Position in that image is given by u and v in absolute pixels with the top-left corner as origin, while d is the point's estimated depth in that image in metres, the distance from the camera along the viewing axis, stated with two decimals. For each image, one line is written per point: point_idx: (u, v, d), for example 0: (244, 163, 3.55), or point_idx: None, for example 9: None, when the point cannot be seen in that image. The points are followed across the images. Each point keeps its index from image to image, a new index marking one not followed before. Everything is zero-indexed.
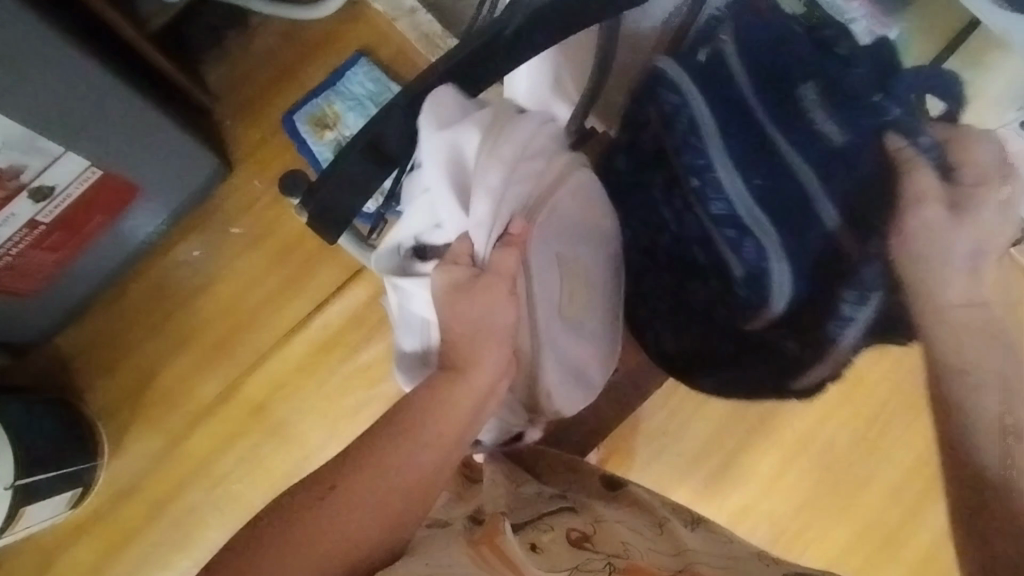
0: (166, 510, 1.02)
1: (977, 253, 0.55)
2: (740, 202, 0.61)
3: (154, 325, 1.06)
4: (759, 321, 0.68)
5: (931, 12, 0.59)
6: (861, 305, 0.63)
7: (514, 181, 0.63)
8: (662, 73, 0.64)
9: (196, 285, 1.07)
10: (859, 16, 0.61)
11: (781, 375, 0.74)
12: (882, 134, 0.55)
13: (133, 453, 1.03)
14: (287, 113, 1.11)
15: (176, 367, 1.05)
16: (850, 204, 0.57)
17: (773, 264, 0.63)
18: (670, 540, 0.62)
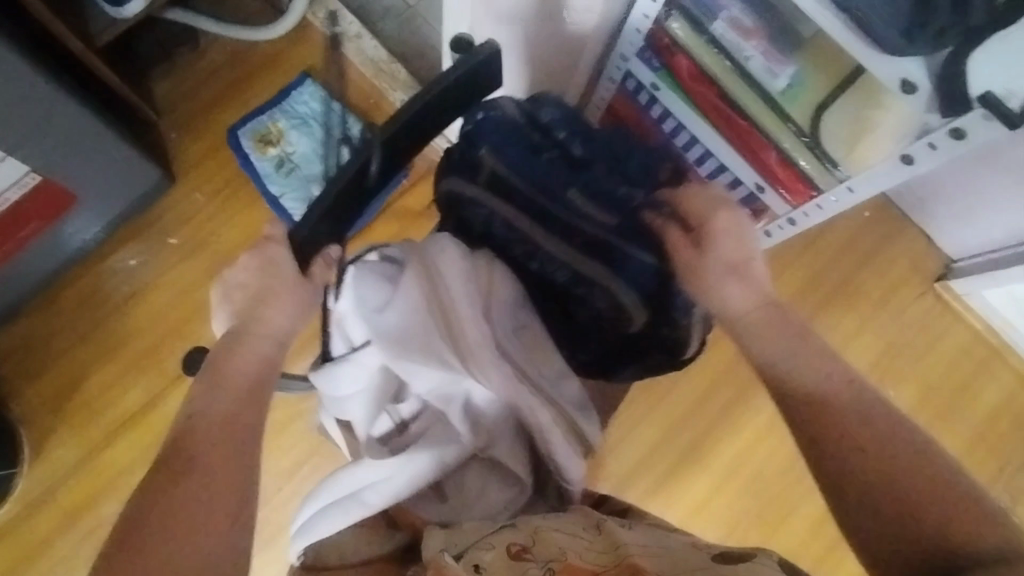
0: (82, 521, 1.01)
1: (725, 270, 0.67)
2: (569, 256, 0.74)
3: (80, 333, 1.06)
4: (632, 325, 0.76)
5: (824, 61, 0.68)
6: (690, 312, 0.76)
7: (417, 317, 0.67)
8: (456, 189, 0.75)
9: (125, 295, 1.08)
10: (755, 54, 0.69)
11: (672, 348, 0.79)
12: (639, 214, 0.73)
13: (53, 462, 1.02)
14: (231, 129, 1.13)
15: (103, 375, 1.05)
16: (642, 244, 0.73)
17: (617, 287, 0.73)
18: (606, 536, 0.57)
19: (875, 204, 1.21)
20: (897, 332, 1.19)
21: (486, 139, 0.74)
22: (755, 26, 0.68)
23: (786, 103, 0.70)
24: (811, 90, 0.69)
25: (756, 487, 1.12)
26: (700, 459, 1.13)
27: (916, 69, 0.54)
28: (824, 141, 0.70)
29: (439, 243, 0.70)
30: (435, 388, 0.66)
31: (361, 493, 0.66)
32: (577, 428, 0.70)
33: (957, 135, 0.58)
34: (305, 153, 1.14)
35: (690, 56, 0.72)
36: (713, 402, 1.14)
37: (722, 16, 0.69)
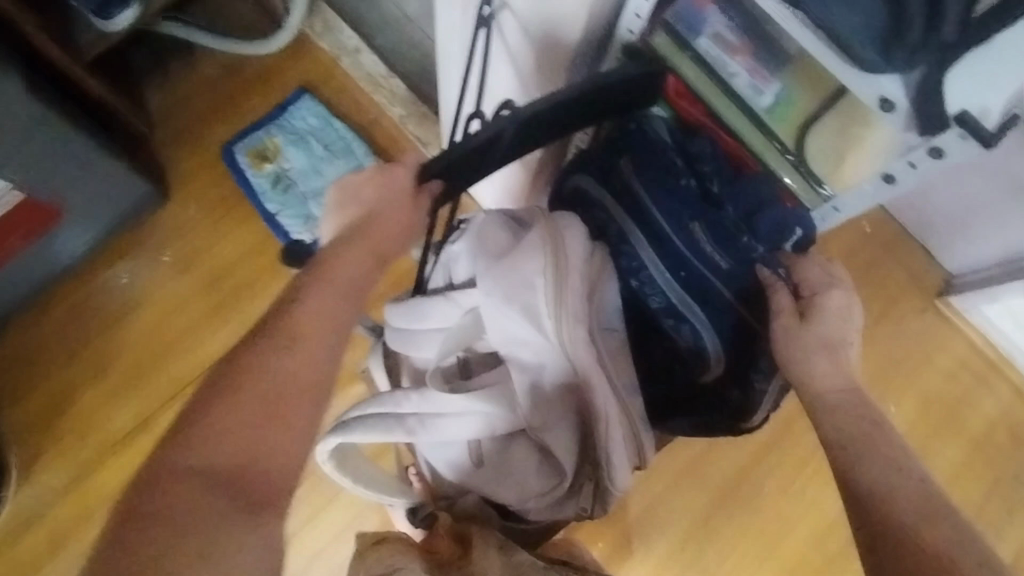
0: (67, 544, 0.98)
1: (818, 343, 0.60)
2: (671, 287, 0.66)
3: (68, 351, 1.04)
4: (710, 373, 0.67)
5: (812, 79, 0.60)
6: (766, 377, 0.67)
7: (527, 286, 0.59)
8: (583, 189, 0.70)
9: (116, 312, 1.05)
10: (740, 70, 0.61)
11: (735, 416, 0.69)
12: (753, 267, 0.65)
13: (39, 484, 0.99)
14: (227, 144, 1.11)
15: (92, 395, 1.03)
16: (742, 291, 0.65)
17: (705, 326, 0.65)
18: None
19: (875, 221, 1.20)
20: (899, 351, 1.17)
21: (631, 151, 0.68)
22: (741, 42, 0.60)
23: (772, 121, 0.62)
24: (799, 105, 0.61)
25: (758, 509, 1.10)
26: (702, 480, 1.11)
27: (891, 85, 0.48)
28: (810, 161, 0.62)
29: (569, 223, 0.62)
30: (511, 346, 0.61)
31: (407, 418, 0.63)
32: (638, 445, 0.66)
33: (935, 155, 0.51)
34: (301, 169, 1.12)
35: (675, 73, 0.64)
36: None
37: (705, 32, 0.61)
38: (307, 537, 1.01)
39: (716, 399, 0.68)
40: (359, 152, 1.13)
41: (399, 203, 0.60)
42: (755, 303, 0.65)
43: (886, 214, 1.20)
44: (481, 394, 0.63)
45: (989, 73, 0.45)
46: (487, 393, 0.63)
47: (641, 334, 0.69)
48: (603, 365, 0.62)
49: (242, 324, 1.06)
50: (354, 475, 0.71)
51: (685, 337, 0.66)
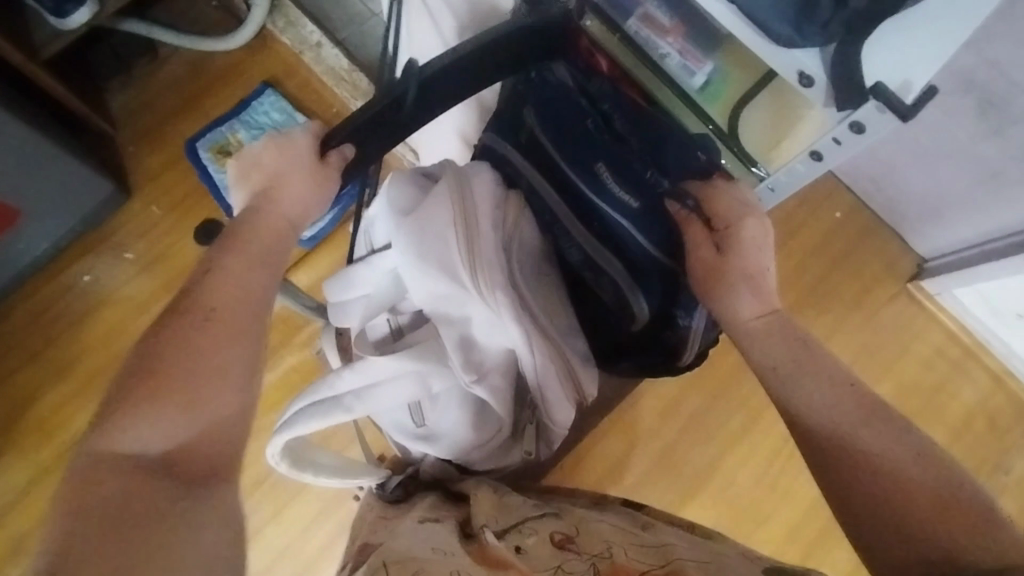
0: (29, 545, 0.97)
1: (744, 275, 0.59)
2: (589, 245, 0.67)
3: (30, 352, 1.03)
4: (637, 321, 0.68)
5: (739, 64, 0.61)
6: (691, 314, 0.66)
7: (434, 234, 0.59)
8: (491, 147, 0.69)
9: (78, 311, 1.05)
10: (672, 51, 0.61)
11: (670, 356, 0.70)
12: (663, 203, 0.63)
13: (3, 485, 0.98)
14: (190, 141, 1.10)
15: (56, 394, 1.02)
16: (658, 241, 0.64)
17: (627, 287, 0.66)
18: (651, 533, 0.57)
19: (844, 205, 1.21)
20: (873, 333, 1.17)
21: (533, 100, 0.67)
22: (672, 24, 0.61)
23: (704, 102, 0.61)
24: (732, 87, 0.61)
25: (734, 495, 1.09)
26: (676, 467, 1.10)
27: (808, 58, 0.48)
28: (745, 143, 0.62)
29: (476, 170, 0.63)
30: (437, 303, 0.60)
31: (344, 398, 0.62)
32: (574, 374, 0.65)
33: (856, 130, 0.50)
34: None
35: (611, 56, 0.65)
36: (688, 408, 1.12)
37: (635, 13, 0.61)
38: (277, 533, 0.99)
39: (652, 343, 0.70)
40: None
41: (294, 170, 0.57)
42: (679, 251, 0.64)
43: (857, 199, 1.21)
44: (410, 354, 0.62)
45: (894, 50, 0.47)
46: (416, 353, 0.62)
47: (573, 281, 0.71)
48: (526, 301, 0.62)
49: None
50: (313, 470, 0.66)
51: (605, 282, 0.67)
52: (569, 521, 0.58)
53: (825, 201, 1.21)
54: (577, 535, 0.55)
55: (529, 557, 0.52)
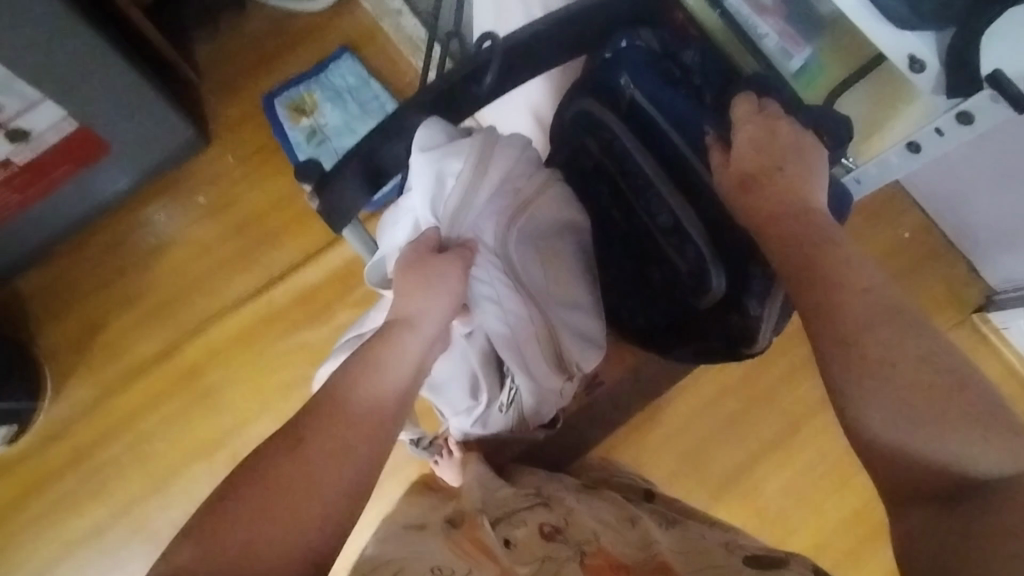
0: (87, 458, 1.04)
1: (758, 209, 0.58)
2: (681, 210, 0.66)
3: (105, 280, 1.10)
4: (708, 297, 0.67)
5: (843, 51, 0.63)
6: (761, 303, 0.65)
7: (446, 182, 0.62)
8: (587, 111, 0.68)
9: (150, 247, 1.11)
10: (770, 31, 0.62)
11: (733, 343, 0.68)
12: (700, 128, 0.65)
13: (69, 399, 1.06)
14: (268, 96, 1.15)
15: (123, 321, 1.09)
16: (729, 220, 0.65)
17: (712, 264, 0.66)
18: (636, 529, 0.64)
19: (916, 224, 1.12)
20: None
21: (629, 68, 0.66)
22: (772, 4, 0.63)
23: (800, 85, 0.63)
24: (829, 72, 0.63)
25: (758, 506, 1.07)
26: None
27: (923, 45, 0.47)
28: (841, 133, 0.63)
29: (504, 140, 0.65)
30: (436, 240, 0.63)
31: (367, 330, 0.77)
32: (561, 349, 0.70)
33: (963, 120, 0.51)
34: (337, 126, 1.16)
35: (709, 37, 0.67)
36: None
37: None
38: None
39: (718, 322, 0.68)
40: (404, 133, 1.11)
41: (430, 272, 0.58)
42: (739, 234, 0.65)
43: (930, 220, 1.12)
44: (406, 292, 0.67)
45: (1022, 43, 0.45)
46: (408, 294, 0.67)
47: (636, 254, 0.72)
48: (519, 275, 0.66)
49: (269, 268, 1.10)
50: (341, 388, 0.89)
51: (689, 251, 0.67)
52: (555, 515, 0.65)
53: (896, 217, 1.12)
54: (564, 530, 0.62)
55: (519, 544, 0.59)
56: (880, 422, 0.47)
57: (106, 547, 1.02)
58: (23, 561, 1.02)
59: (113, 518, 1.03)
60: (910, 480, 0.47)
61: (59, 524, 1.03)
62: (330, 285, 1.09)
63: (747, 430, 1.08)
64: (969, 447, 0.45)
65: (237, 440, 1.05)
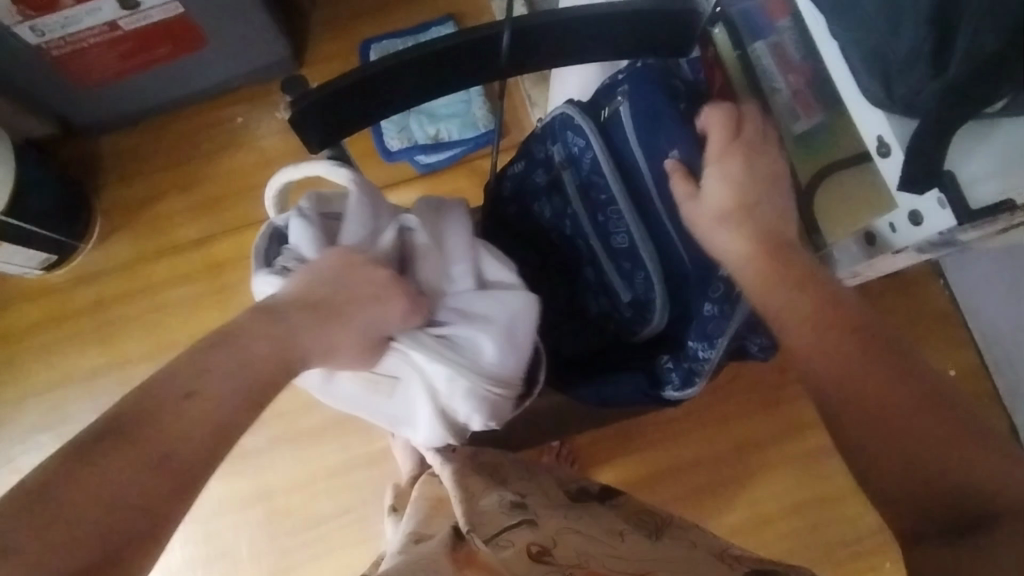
0: (106, 310, 1.14)
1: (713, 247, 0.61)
2: (638, 238, 0.68)
3: (172, 160, 1.19)
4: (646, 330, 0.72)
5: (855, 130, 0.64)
6: (706, 347, 0.69)
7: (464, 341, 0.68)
8: (569, 118, 0.68)
9: (220, 143, 1.19)
10: (784, 88, 0.64)
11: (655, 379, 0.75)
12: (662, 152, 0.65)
13: (108, 252, 1.16)
14: (366, 41, 1.23)
15: (173, 201, 1.17)
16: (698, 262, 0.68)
17: (657, 300, 0.70)
18: (625, 543, 0.62)
19: (963, 359, 1.04)
20: None
21: (628, 82, 0.66)
22: (800, 64, 0.65)
23: (797, 149, 0.65)
24: (831, 147, 0.64)
25: None
26: None
27: (888, 129, 0.51)
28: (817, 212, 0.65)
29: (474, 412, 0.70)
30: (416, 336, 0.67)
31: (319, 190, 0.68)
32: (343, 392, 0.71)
33: (913, 219, 0.55)
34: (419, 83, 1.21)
35: (725, 71, 0.67)
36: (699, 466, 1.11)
37: (766, 38, 0.66)
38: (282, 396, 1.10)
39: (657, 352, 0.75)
40: (473, 92, 1.18)
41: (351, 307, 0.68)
42: (703, 266, 0.68)
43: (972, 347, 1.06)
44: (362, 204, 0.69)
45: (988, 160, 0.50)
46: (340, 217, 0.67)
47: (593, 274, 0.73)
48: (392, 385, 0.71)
49: None
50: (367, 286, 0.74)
51: (637, 282, 0.70)
52: (547, 528, 0.62)
53: (944, 347, 1.05)
54: (553, 547, 0.59)
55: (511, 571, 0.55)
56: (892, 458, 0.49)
57: (95, 389, 1.12)
58: (24, 376, 1.13)
59: (109, 368, 1.12)
60: (927, 517, 0.48)
61: (64, 356, 1.13)
62: None
63: (720, 501, 1.03)
64: (977, 460, 0.47)
65: None
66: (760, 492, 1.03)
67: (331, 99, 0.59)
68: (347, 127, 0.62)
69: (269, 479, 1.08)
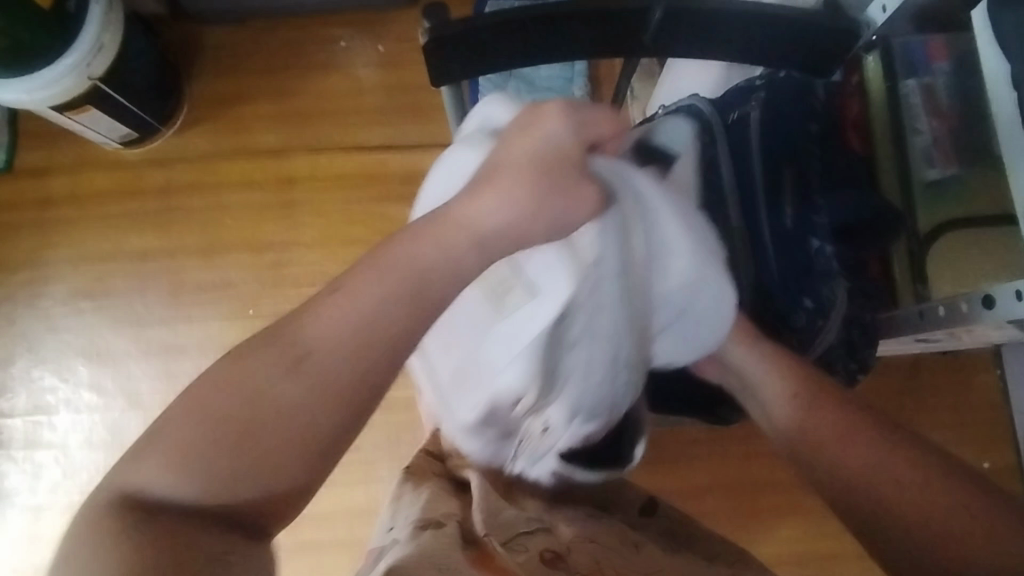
0: (170, 196, 1.15)
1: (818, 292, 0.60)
2: (739, 246, 0.66)
3: (269, 67, 1.18)
4: None
5: (987, 188, 0.70)
6: None
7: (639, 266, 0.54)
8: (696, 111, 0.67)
9: (319, 62, 1.18)
10: (925, 132, 0.70)
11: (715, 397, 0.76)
12: (781, 168, 0.67)
13: (185, 142, 1.16)
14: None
15: (260, 107, 1.17)
16: (783, 284, 0.67)
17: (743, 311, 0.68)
18: (642, 555, 0.61)
19: (999, 458, 1.01)
20: None
21: (768, 90, 0.67)
22: (943, 114, 0.70)
23: (924, 192, 0.70)
24: (962, 199, 0.70)
25: None
26: None
27: None
28: (928, 267, 0.70)
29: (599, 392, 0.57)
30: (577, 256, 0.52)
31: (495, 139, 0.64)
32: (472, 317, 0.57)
33: None
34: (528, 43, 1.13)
35: (866, 101, 0.73)
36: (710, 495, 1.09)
37: (919, 80, 0.70)
38: None
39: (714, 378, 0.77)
40: (576, 71, 1.16)
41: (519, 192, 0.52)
42: (790, 295, 0.67)
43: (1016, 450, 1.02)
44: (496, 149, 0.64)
45: None
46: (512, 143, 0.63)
47: None
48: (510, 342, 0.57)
49: (398, 136, 1.16)
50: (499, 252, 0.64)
51: None
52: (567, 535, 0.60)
53: (981, 441, 1.02)
54: (566, 552, 0.58)
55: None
56: (919, 544, 0.51)
57: (141, 270, 1.13)
58: (81, 240, 1.14)
59: (160, 252, 1.13)
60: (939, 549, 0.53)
61: (121, 231, 1.14)
62: None
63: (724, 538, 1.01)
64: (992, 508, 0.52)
65: (287, 255, 1.12)
66: (764, 539, 1.01)
67: (465, 38, 0.59)
68: (470, 71, 0.62)
69: None
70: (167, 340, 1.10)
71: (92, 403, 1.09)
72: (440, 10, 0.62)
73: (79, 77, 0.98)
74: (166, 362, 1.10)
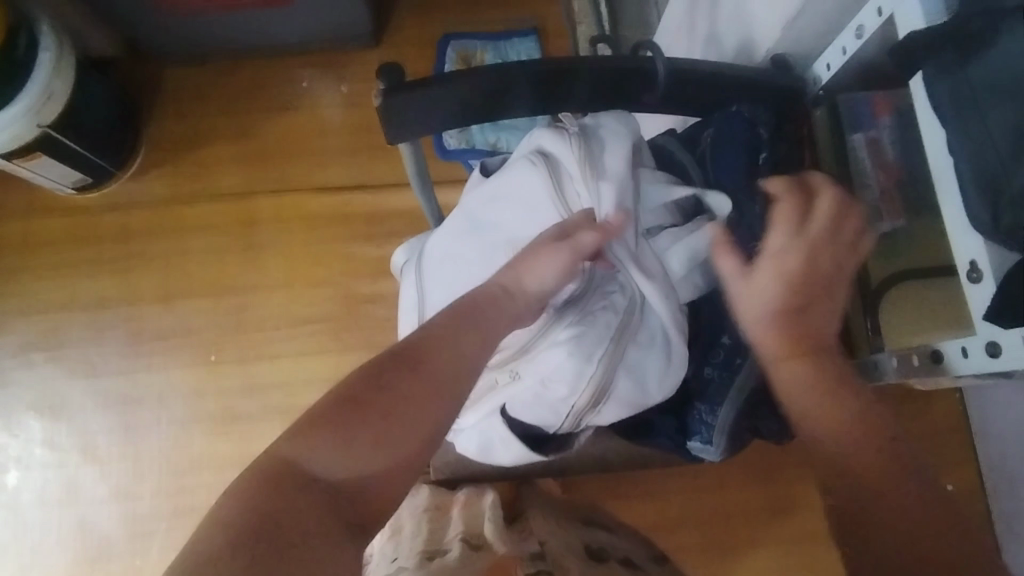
0: (127, 241, 1.13)
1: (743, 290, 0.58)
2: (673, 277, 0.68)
3: (226, 108, 1.17)
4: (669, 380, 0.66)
5: (932, 244, 0.66)
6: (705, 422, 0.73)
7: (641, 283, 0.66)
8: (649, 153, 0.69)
9: (281, 102, 1.17)
10: (874, 185, 0.66)
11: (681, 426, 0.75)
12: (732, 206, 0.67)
13: (143, 186, 1.14)
14: (446, 37, 1.19)
15: (222, 148, 1.16)
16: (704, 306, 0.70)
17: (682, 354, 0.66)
18: None
19: None
20: None
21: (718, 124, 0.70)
22: (891, 165, 0.67)
23: (879, 247, 0.68)
24: (915, 252, 0.67)
25: None
26: None
27: (981, 252, 0.50)
28: (882, 321, 0.69)
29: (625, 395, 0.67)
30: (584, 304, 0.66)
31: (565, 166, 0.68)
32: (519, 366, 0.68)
33: (990, 349, 0.54)
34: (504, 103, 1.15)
35: (816, 153, 0.71)
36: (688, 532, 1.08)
37: (864, 131, 0.67)
38: (282, 367, 1.08)
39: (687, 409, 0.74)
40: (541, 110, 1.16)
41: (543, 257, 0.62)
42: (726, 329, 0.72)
43: None
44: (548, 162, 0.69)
45: None
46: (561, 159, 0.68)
47: None
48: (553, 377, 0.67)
49: (361, 175, 1.15)
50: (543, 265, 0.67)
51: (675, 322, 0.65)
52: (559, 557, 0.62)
53: None
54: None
55: None
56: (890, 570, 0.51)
57: (97, 318, 1.10)
58: (33, 287, 1.11)
59: (116, 298, 1.11)
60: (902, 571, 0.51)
61: (74, 278, 1.11)
62: (399, 219, 1.13)
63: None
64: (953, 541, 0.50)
65: (249, 300, 1.10)
66: None
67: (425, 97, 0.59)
68: (423, 127, 0.61)
69: (249, 446, 1.05)
70: (125, 388, 1.08)
71: (44, 459, 1.06)
72: (396, 70, 0.59)
73: (26, 125, 0.96)
74: (122, 413, 1.07)
